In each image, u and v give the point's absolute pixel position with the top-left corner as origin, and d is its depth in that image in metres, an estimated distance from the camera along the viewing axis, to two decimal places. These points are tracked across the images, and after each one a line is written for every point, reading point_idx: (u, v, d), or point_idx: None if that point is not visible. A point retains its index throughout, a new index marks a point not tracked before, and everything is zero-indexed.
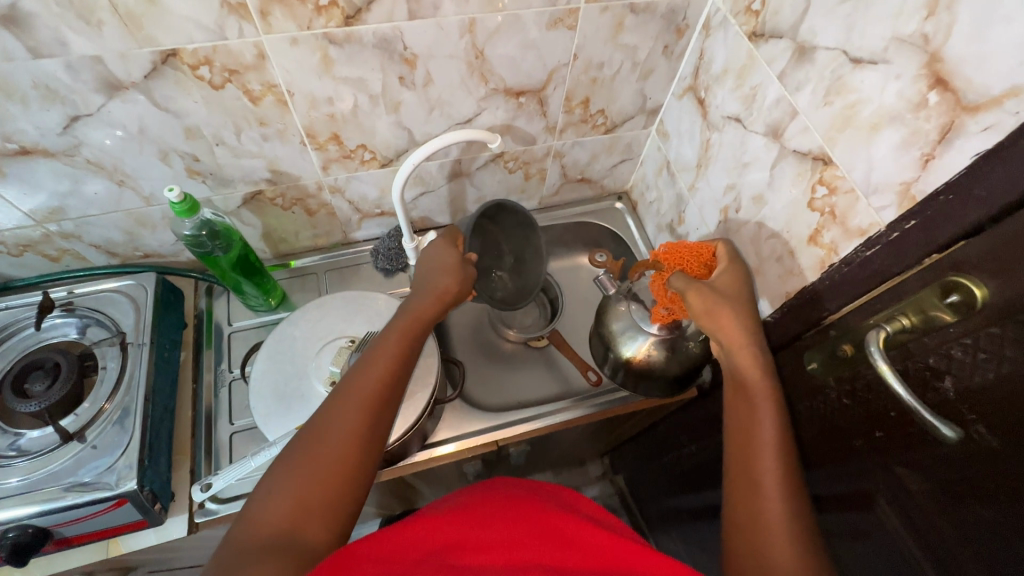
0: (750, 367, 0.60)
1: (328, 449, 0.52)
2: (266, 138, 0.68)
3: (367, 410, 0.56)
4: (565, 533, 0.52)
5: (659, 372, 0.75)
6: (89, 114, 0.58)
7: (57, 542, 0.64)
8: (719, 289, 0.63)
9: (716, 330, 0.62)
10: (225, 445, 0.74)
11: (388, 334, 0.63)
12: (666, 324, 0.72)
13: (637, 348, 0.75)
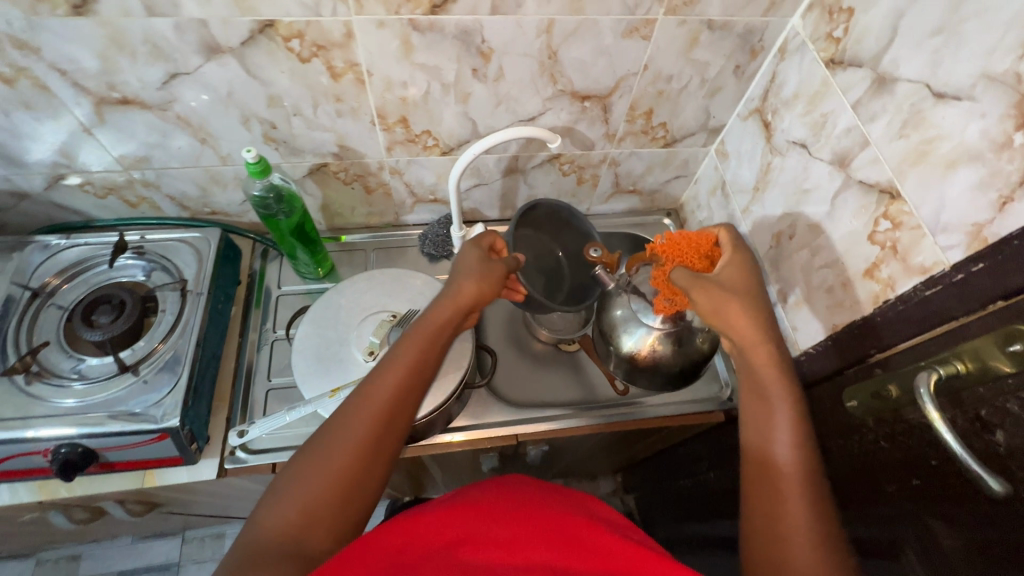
0: (780, 389, 0.56)
1: (333, 464, 0.49)
2: (340, 113, 0.71)
3: (381, 422, 0.53)
4: (579, 534, 0.52)
5: (665, 365, 0.76)
6: (187, 73, 0.63)
7: (100, 465, 0.69)
8: (730, 287, 0.59)
9: (729, 332, 0.59)
10: (260, 401, 0.78)
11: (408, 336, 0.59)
12: (670, 317, 0.71)
13: (641, 342, 0.75)
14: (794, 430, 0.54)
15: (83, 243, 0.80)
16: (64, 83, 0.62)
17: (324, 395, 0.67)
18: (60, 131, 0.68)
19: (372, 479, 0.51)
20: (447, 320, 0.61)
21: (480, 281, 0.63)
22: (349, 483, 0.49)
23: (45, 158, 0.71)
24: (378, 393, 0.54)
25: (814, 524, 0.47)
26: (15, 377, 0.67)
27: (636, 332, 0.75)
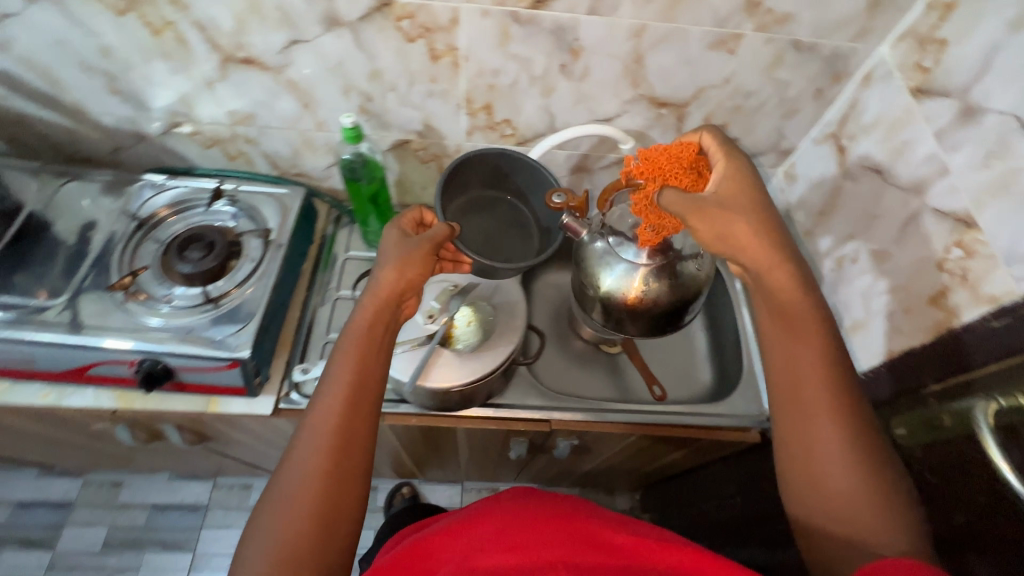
0: (812, 328, 0.55)
1: (296, 512, 0.50)
2: (431, 94, 0.77)
3: (335, 453, 0.53)
4: (603, 536, 0.51)
5: (659, 306, 0.68)
6: (306, 41, 0.70)
7: (174, 384, 0.75)
8: (727, 205, 0.55)
9: (740, 258, 0.56)
10: (317, 350, 0.83)
11: (336, 359, 0.58)
12: (653, 249, 0.65)
13: (627, 285, 0.67)
14: (834, 390, 0.53)
15: (185, 186, 0.88)
16: (200, 39, 0.69)
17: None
18: (186, 82, 0.76)
19: (349, 501, 0.53)
20: (378, 324, 0.60)
21: (400, 266, 0.61)
22: (324, 521, 0.51)
23: (167, 106, 0.80)
24: (320, 427, 0.54)
25: (876, 492, 0.49)
26: (116, 293, 0.76)
27: (619, 271, 0.67)
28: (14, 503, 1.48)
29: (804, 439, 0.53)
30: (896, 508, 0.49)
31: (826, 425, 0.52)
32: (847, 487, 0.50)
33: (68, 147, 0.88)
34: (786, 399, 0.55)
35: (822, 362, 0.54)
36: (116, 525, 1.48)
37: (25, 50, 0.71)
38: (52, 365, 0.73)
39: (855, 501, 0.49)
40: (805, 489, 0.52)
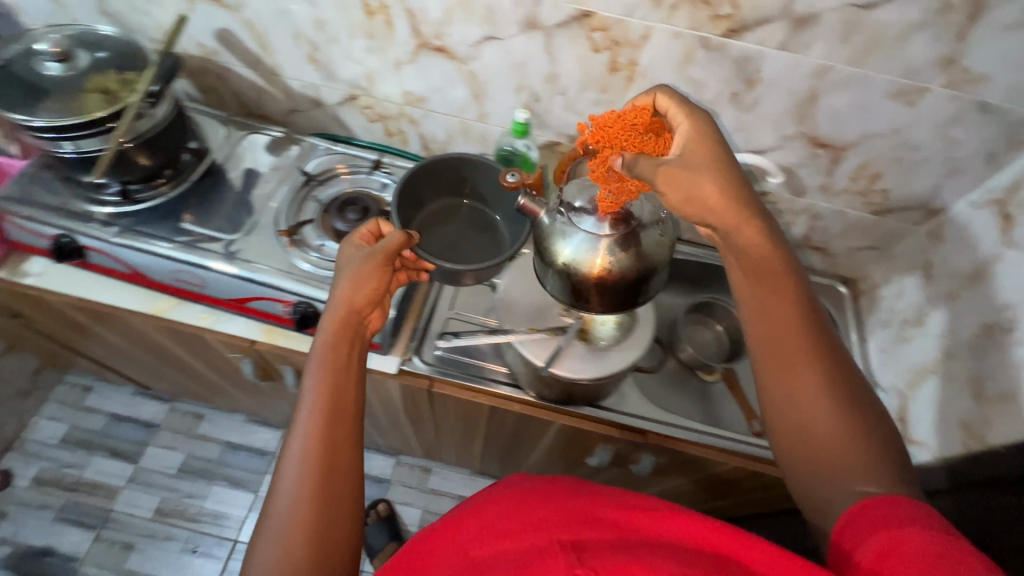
0: (785, 280, 0.55)
1: (289, 536, 0.51)
2: (596, 103, 0.80)
3: (322, 467, 0.55)
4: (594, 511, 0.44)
5: (628, 281, 0.61)
6: (499, 38, 0.75)
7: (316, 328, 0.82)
8: (694, 163, 0.56)
9: (710, 214, 0.56)
10: (440, 319, 0.90)
11: (309, 382, 0.60)
12: (612, 217, 0.61)
13: (590, 258, 0.61)
14: (809, 339, 0.53)
15: (347, 153, 0.96)
16: (406, 24, 0.76)
17: (523, 328, 0.76)
18: (377, 61, 0.83)
19: (345, 498, 0.55)
20: (342, 341, 0.64)
21: (357, 281, 0.66)
22: (318, 529, 0.52)
23: (351, 79, 0.87)
24: (302, 444, 0.55)
25: (856, 437, 0.50)
26: (282, 238, 0.83)
27: (581, 243, 0.61)
28: (110, 415, 1.62)
29: (785, 393, 0.52)
30: (877, 450, 0.49)
31: (806, 375, 0.52)
32: (832, 437, 0.50)
33: (252, 103, 0.97)
34: (763, 351, 0.54)
35: (798, 313, 0.54)
36: (193, 454, 1.58)
37: (252, 13, 0.81)
38: (219, 293, 0.82)
39: (838, 447, 0.49)
40: (792, 442, 0.52)
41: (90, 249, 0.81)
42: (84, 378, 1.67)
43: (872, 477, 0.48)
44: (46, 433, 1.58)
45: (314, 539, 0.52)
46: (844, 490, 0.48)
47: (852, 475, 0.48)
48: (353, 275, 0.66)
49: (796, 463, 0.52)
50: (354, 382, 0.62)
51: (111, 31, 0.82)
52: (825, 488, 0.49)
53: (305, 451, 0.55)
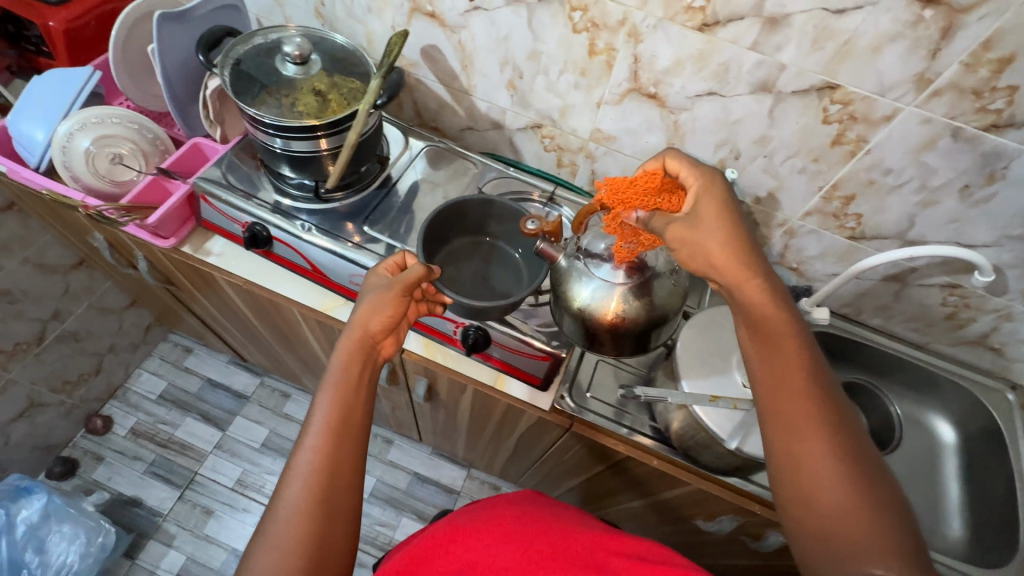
0: (791, 343, 0.53)
1: (287, 547, 0.52)
2: (802, 170, 0.77)
3: (320, 483, 0.55)
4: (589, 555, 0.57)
5: (639, 328, 0.64)
6: (722, 95, 0.73)
7: (482, 354, 0.84)
8: (703, 220, 0.55)
9: (713, 270, 0.55)
10: (592, 362, 0.88)
11: (321, 400, 0.60)
12: (627, 266, 0.62)
13: (604, 304, 0.63)
14: (817, 406, 0.51)
15: (518, 177, 0.95)
16: (628, 68, 0.75)
17: (703, 397, 0.73)
18: (580, 97, 0.83)
19: (342, 511, 0.55)
20: (357, 355, 0.63)
21: (374, 308, 0.64)
22: (316, 539, 0.53)
23: (543, 109, 0.87)
24: (313, 449, 0.56)
25: (868, 514, 0.47)
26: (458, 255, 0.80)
27: (596, 288, 0.63)
28: (205, 379, 1.66)
29: (794, 465, 0.50)
30: (892, 528, 0.47)
31: (815, 443, 0.50)
32: (844, 515, 0.47)
33: (429, 115, 0.99)
34: (771, 412, 0.52)
35: (808, 377, 0.52)
36: (277, 431, 1.59)
37: (468, 35, 0.82)
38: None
39: (852, 526, 0.47)
40: (799, 517, 0.49)
41: (277, 240, 0.85)
42: (185, 339, 1.72)
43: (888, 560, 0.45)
44: (146, 386, 1.63)
45: (310, 549, 0.52)
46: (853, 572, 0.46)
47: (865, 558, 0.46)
48: (375, 298, 0.65)
49: (803, 538, 0.49)
50: (363, 391, 0.62)
51: (346, 40, 0.84)
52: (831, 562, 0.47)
53: (309, 472, 0.55)
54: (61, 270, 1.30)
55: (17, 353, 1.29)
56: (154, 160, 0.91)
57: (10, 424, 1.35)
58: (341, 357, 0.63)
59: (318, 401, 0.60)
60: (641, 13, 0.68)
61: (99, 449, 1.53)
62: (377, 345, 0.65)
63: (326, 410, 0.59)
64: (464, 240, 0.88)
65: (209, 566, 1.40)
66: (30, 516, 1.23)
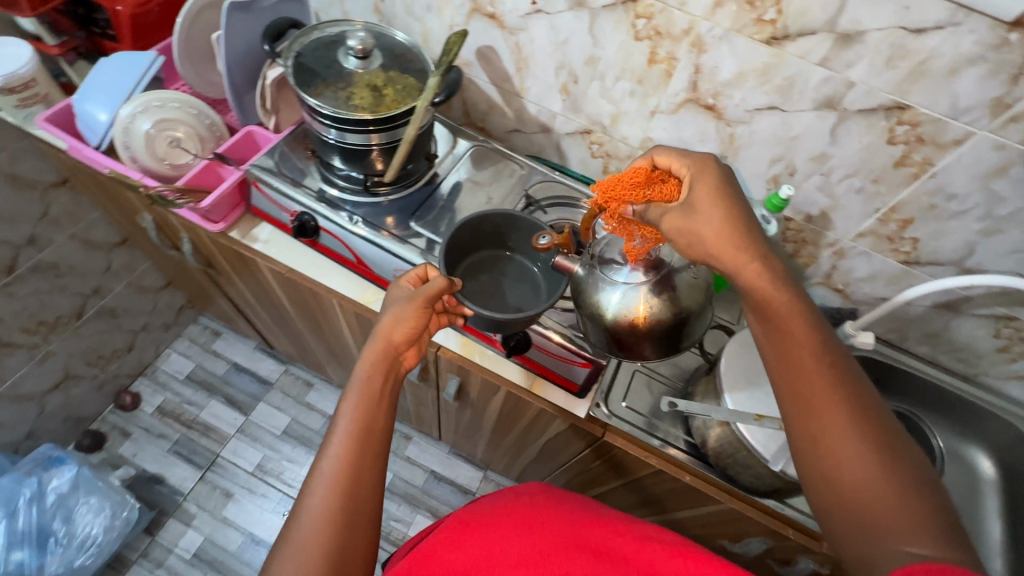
0: (799, 323, 0.51)
1: (309, 554, 0.52)
2: (860, 191, 0.76)
3: (343, 491, 0.55)
4: (611, 545, 0.54)
5: (669, 326, 0.63)
6: (783, 110, 0.72)
7: (520, 356, 0.84)
8: (698, 208, 0.53)
9: (712, 258, 0.53)
10: (627, 372, 0.87)
11: (344, 411, 0.60)
12: (643, 264, 0.63)
13: (632, 306, 0.62)
14: (831, 383, 0.49)
15: (563, 182, 0.95)
16: (687, 77, 0.75)
17: (748, 415, 0.72)
18: (634, 104, 0.82)
19: (363, 520, 0.56)
20: (381, 364, 0.64)
21: (396, 319, 0.66)
22: (337, 548, 0.53)
23: (595, 115, 0.87)
24: (335, 458, 0.57)
25: (897, 492, 0.44)
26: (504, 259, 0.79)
27: (621, 292, 0.63)
28: (231, 363, 1.68)
29: (813, 447, 0.48)
30: (926, 506, 0.44)
31: (831, 417, 0.48)
32: (871, 494, 0.45)
33: (477, 115, 0.99)
34: (787, 391, 0.51)
35: (818, 356, 0.50)
36: (298, 420, 1.60)
37: (526, 38, 0.82)
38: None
39: (883, 506, 0.44)
40: (827, 498, 0.47)
41: (325, 231, 0.86)
42: (214, 322, 1.74)
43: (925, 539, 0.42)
44: (175, 366, 1.66)
45: (333, 558, 0.52)
46: (885, 553, 0.43)
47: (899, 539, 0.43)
48: (397, 310, 0.66)
49: (833, 521, 0.47)
50: (384, 399, 0.62)
51: (406, 38, 0.85)
52: (866, 543, 0.44)
53: (331, 479, 0.56)
54: (105, 247, 1.34)
55: (58, 326, 1.32)
56: (210, 145, 0.92)
57: (46, 394, 1.38)
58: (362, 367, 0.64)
59: (342, 410, 0.60)
60: (708, 24, 0.68)
61: (127, 425, 1.56)
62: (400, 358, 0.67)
63: (349, 419, 0.59)
64: (479, 255, 0.86)
65: (226, 548, 1.41)
66: (61, 486, 1.26)
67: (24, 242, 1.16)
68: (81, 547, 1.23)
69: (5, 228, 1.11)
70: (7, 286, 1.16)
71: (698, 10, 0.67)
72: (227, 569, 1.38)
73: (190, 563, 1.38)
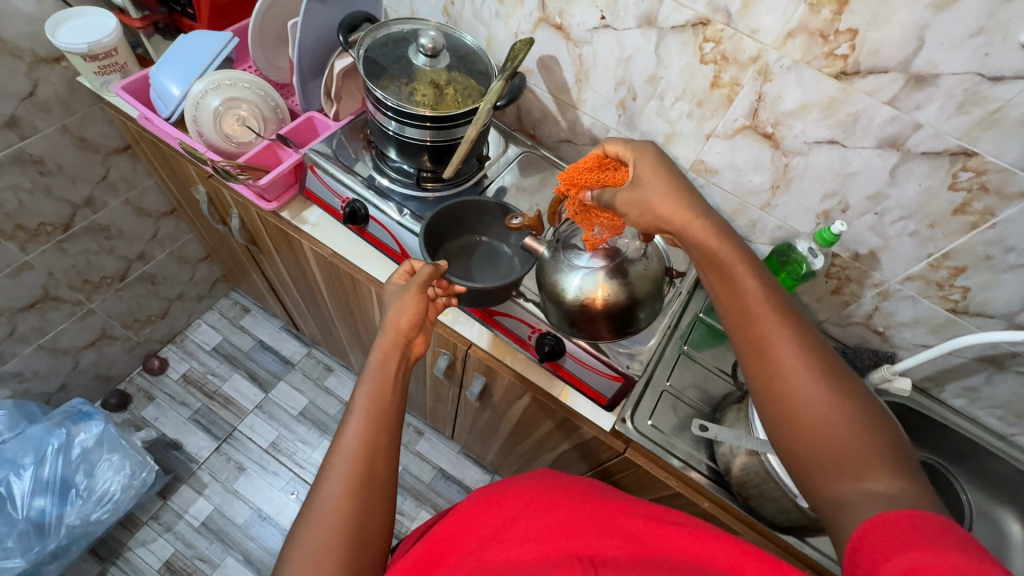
0: (747, 274, 0.54)
1: (331, 528, 0.52)
2: (913, 234, 0.75)
3: (360, 468, 0.56)
4: (620, 521, 0.56)
5: (623, 306, 0.73)
6: (843, 145, 0.72)
7: (551, 363, 0.84)
8: (644, 181, 0.60)
9: (661, 221, 0.59)
10: (655, 391, 0.87)
11: (359, 395, 0.62)
12: (601, 253, 0.72)
13: (592, 289, 0.72)
14: (788, 332, 0.51)
15: None
16: (749, 104, 0.75)
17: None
18: (690, 126, 0.83)
19: (380, 497, 0.57)
20: (394, 351, 0.67)
21: (401, 310, 0.68)
22: (358, 524, 0.54)
23: (648, 133, 0.88)
24: (353, 438, 0.58)
25: (860, 432, 0.47)
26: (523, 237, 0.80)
27: (582, 277, 0.72)
28: (257, 340, 1.72)
29: (776, 395, 0.51)
30: (883, 441, 0.47)
31: (789, 363, 0.51)
32: (835, 435, 0.48)
33: (529, 122, 1.01)
34: (747, 343, 0.53)
35: (771, 305, 0.53)
36: (315, 402, 1.63)
37: (589, 51, 0.84)
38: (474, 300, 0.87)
39: (848, 448, 0.47)
40: (794, 445, 0.50)
41: (374, 220, 0.88)
42: (244, 299, 1.78)
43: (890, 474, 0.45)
44: (203, 337, 1.70)
45: (355, 532, 0.53)
46: (855, 495, 0.45)
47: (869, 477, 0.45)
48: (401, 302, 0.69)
49: (803, 466, 0.50)
50: (396, 384, 0.64)
51: (474, 42, 0.88)
52: (834, 482, 0.47)
53: (351, 456, 0.57)
54: (154, 215, 1.38)
55: (102, 286, 1.37)
56: (273, 127, 0.95)
57: (82, 350, 1.43)
58: (376, 352, 0.66)
59: (356, 396, 0.62)
60: (777, 53, 0.68)
61: (152, 389, 1.60)
62: (413, 347, 0.70)
63: (363, 398, 0.61)
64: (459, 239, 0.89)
65: (233, 521, 1.43)
66: (87, 440, 1.29)
67: (82, 202, 1.21)
68: (99, 502, 1.26)
69: (67, 186, 1.16)
70: (61, 242, 1.21)
71: (769, 38, 0.67)
72: (232, 541, 1.40)
73: (198, 531, 1.41)
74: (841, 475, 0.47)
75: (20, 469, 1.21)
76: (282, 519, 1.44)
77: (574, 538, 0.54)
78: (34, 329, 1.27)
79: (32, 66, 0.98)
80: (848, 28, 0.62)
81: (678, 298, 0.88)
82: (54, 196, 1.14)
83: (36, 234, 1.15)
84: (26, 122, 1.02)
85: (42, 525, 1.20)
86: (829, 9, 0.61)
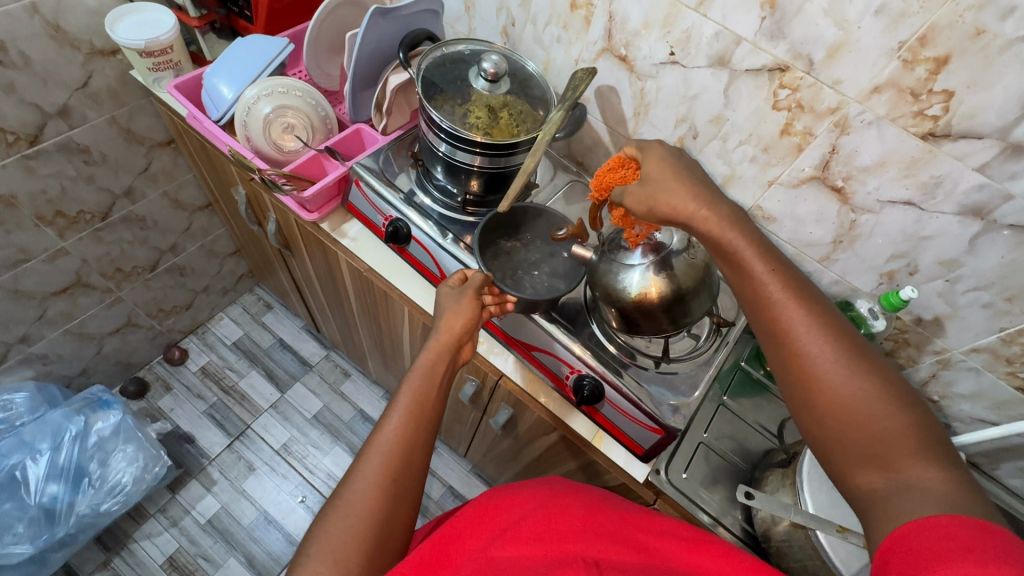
0: (758, 262, 0.54)
1: (355, 516, 0.52)
2: (987, 305, 0.70)
3: (394, 464, 0.56)
4: (638, 538, 0.53)
5: (676, 299, 0.70)
6: (919, 207, 0.68)
7: (589, 407, 0.81)
8: (650, 176, 0.61)
9: (668, 215, 0.58)
10: (691, 443, 0.83)
11: (404, 392, 0.62)
12: (645, 248, 0.70)
13: (645, 288, 0.69)
14: (805, 320, 0.50)
15: None
16: (819, 155, 0.71)
17: (830, 524, 0.66)
18: (751, 170, 0.79)
19: (407, 494, 0.56)
20: (444, 356, 0.66)
21: (453, 315, 0.69)
22: (382, 517, 0.53)
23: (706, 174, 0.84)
24: (392, 434, 0.58)
25: (894, 423, 0.46)
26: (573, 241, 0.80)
27: (633, 275, 0.70)
28: (277, 338, 1.71)
29: (796, 387, 0.50)
30: (913, 425, 0.46)
31: (808, 352, 0.49)
32: (860, 422, 0.47)
33: (578, 149, 0.98)
34: (768, 335, 0.52)
35: (782, 289, 0.52)
36: (330, 407, 1.60)
37: (653, 85, 0.81)
38: (512, 333, 0.85)
39: (875, 435, 0.46)
40: (817, 434, 0.49)
41: (415, 240, 0.86)
42: (269, 295, 1.78)
43: (921, 463, 0.44)
44: (225, 331, 1.70)
45: (378, 524, 0.52)
46: (894, 489, 0.44)
47: (900, 470, 0.45)
48: (454, 305, 0.70)
49: (831, 461, 0.49)
50: (439, 387, 0.64)
51: (534, 67, 0.86)
52: (868, 472, 0.46)
53: (386, 450, 0.57)
54: (190, 208, 1.38)
55: (133, 275, 1.37)
56: (320, 137, 0.94)
57: (107, 336, 1.43)
58: (428, 354, 0.66)
59: (400, 392, 0.62)
60: (859, 107, 0.64)
61: (170, 379, 1.60)
62: (464, 346, 0.70)
63: (405, 395, 0.61)
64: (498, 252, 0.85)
65: (239, 521, 1.41)
66: (104, 429, 1.29)
67: (121, 192, 1.21)
68: (111, 492, 1.25)
69: (109, 176, 1.16)
70: (98, 231, 1.21)
71: (853, 91, 0.64)
72: (236, 542, 1.38)
73: (203, 529, 1.39)
74: (878, 465, 0.46)
75: (37, 454, 1.21)
76: (288, 524, 1.42)
77: (580, 541, 0.50)
78: (63, 313, 1.27)
79: (89, 58, 0.99)
80: (943, 89, 0.58)
81: (726, 349, 0.83)
82: (96, 185, 1.14)
83: (75, 222, 1.16)
84: (77, 112, 1.03)
85: (53, 511, 1.19)
86: (924, 67, 0.58)
